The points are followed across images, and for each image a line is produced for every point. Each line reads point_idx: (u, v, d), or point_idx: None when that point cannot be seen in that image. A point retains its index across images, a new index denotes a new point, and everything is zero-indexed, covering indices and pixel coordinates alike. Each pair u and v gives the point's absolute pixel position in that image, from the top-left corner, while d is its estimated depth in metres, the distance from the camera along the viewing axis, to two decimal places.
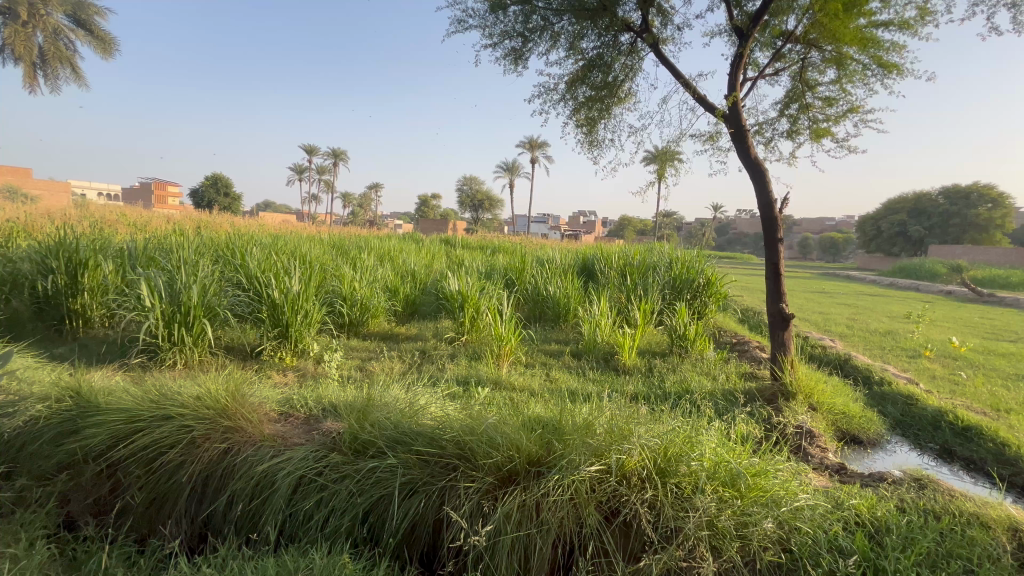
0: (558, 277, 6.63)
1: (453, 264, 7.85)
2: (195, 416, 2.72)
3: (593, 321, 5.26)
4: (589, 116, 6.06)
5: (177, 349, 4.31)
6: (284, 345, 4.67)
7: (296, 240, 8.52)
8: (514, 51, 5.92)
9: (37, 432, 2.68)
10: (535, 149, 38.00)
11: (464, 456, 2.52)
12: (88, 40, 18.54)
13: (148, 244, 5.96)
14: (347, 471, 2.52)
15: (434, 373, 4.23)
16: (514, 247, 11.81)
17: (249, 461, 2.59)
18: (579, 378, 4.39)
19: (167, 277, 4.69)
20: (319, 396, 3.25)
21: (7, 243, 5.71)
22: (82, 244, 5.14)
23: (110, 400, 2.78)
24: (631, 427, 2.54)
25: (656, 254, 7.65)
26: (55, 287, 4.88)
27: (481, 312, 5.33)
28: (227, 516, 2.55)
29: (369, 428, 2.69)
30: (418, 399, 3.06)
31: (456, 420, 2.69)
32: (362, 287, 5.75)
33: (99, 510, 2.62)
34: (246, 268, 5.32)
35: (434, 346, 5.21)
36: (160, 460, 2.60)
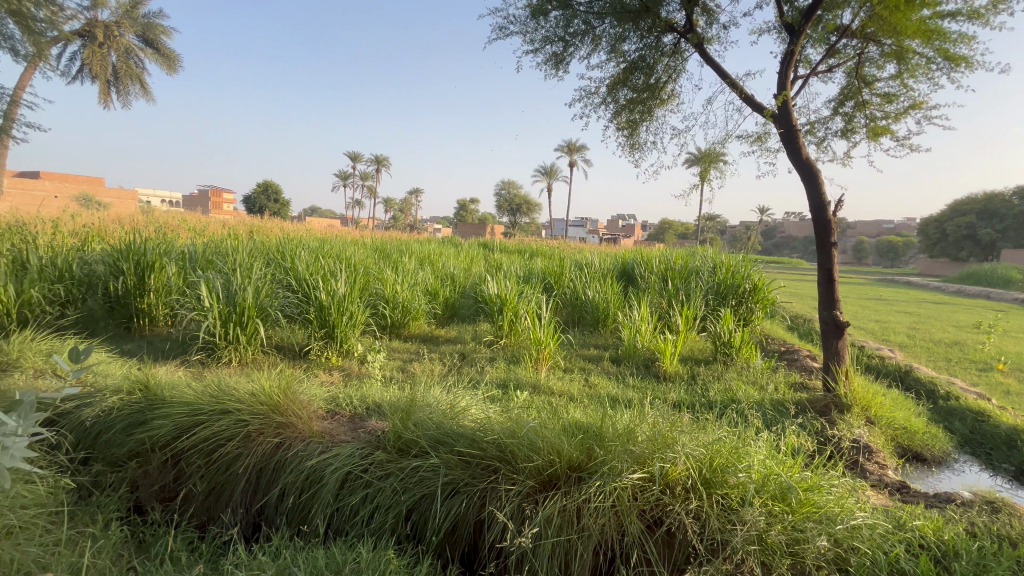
0: (597, 281, 6.57)
1: (492, 267, 7.92)
2: (250, 411, 2.87)
3: (633, 327, 5.18)
4: (630, 119, 5.99)
5: (232, 346, 4.56)
6: (330, 345, 4.84)
7: (341, 244, 8.83)
8: (555, 55, 5.94)
9: (109, 421, 2.88)
10: (574, 153, 37.86)
11: (504, 458, 2.54)
12: (155, 57, 19.95)
13: (207, 248, 6.33)
14: (391, 469, 2.59)
15: (473, 375, 4.28)
16: (552, 251, 11.80)
17: (299, 456, 2.70)
18: (620, 384, 4.32)
19: (225, 279, 4.97)
20: (363, 395, 3.35)
21: (85, 246, 6.20)
22: (148, 247, 5.52)
23: (175, 394, 2.97)
24: (675, 435, 2.49)
25: (699, 258, 7.45)
26: (125, 287, 5.26)
27: (520, 316, 5.34)
28: (279, 507, 2.66)
29: (412, 428, 2.75)
30: (459, 400, 3.12)
31: (497, 422, 2.71)
32: (404, 289, 5.89)
33: (164, 496, 2.79)
34: (295, 271, 5.56)
35: (474, 349, 5.27)
36: (219, 452, 2.76)
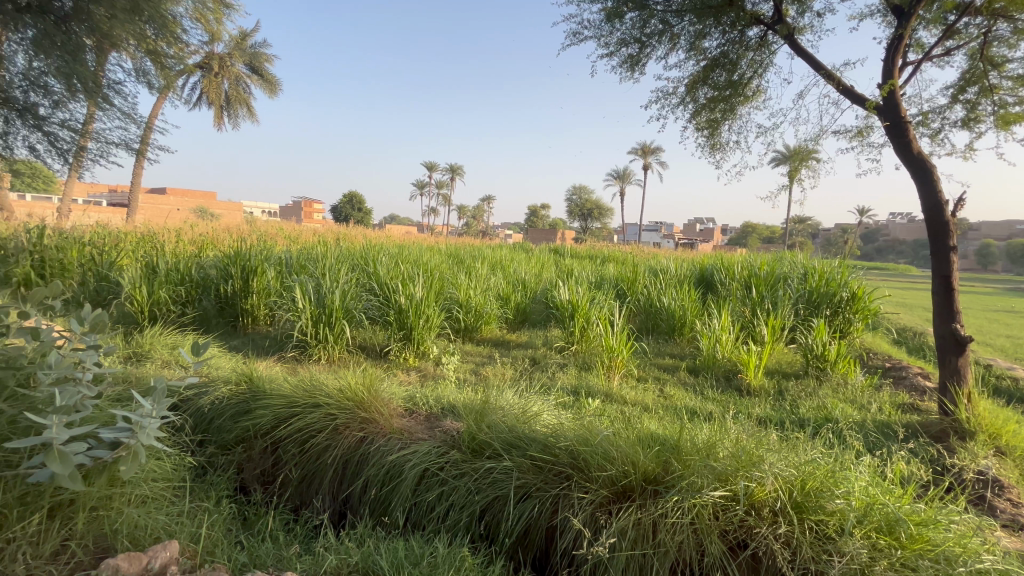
0: (673, 287, 6.32)
1: (563, 273, 7.91)
2: (338, 406, 3.08)
3: (712, 336, 4.91)
4: (711, 118, 5.73)
5: (321, 345, 4.93)
6: (408, 346, 5.08)
7: (419, 250, 9.23)
8: (630, 57, 5.85)
9: (221, 408, 3.23)
10: (648, 155, 36.81)
11: (577, 466, 2.52)
12: (259, 83, 22.17)
13: (301, 254, 6.90)
14: (466, 468, 2.66)
15: (545, 381, 4.28)
16: (624, 257, 11.53)
17: (381, 451, 2.86)
18: (697, 396, 4.11)
19: (316, 283, 5.40)
20: (439, 396, 3.47)
21: (201, 252, 7.01)
22: (252, 253, 6.13)
23: (274, 387, 3.27)
24: (762, 454, 2.33)
25: (787, 264, 6.93)
26: (233, 290, 5.88)
27: (592, 323, 5.27)
28: (363, 497, 2.83)
29: (486, 430, 2.81)
30: (531, 405, 3.14)
31: (570, 429, 2.70)
32: (477, 294, 6.04)
33: (264, 479, 3.07)
34: (377, 276, 5.91)
35: (545, 354, 5.28)
36: (311, 442, 2.99)
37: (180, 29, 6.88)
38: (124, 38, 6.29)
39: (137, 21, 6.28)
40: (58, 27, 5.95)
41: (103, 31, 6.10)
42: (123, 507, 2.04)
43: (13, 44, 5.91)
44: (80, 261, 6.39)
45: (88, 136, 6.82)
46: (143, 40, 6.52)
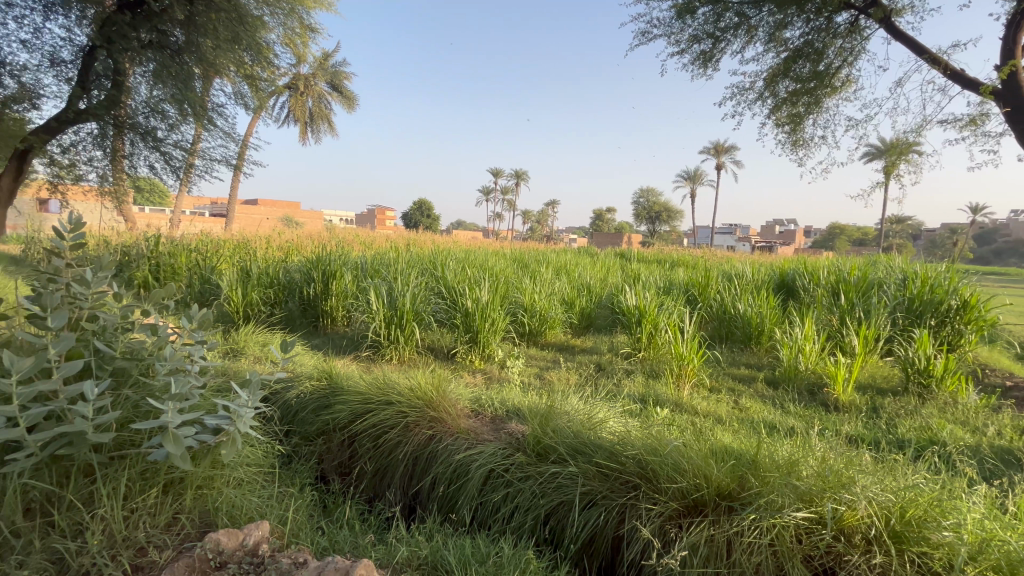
0: (748, 293, 5.96)
1: (630, 278, 7.72)
2: (409, 404, 3.22)
3: (794, 345, 4.57)
4: (793, 112, 5.62)
5: (393, 345, 5.17)
6: (474, 349, 5.19)
7: (484, 255, 9.42)
8: (703, 54, 5.65)
9: (305, 401, 3.48)
10: (721, 154, 35.07)
11: (645, 476, 2.45)
12: (338, 99, 23.71)
13: (374, 259, 7.27)
14: (531, 472, 2.68)
15: (611, 387, 4.20)
16: (695, 261, 11.05)
17: (449, 449, 2.95)
18: (777, 410, 3.84)
19: (389, 287, 5.68)
20: (504, 398, 3.52)
21: (287, 258, 7.61)
22: (332, 259, 6.57)
23: (351, 384, 3.47)
24: (853, 475, 2.14)
25: (882, 269, 6.31)
26: (315, 292, 6.33)
27: (660, 329, 5.10)
28: (431, 494, 2.92)
29: (551, 434, 2.80)
30: (597, 412, 3.11)
31: (637, 438, 2.64)
32: (541, 298, 6.05)
33: (342, 470, 3.25)
34: (445, 280, 6.11)
35: (610, 360, 5.18)
36: (384, 438, 3.14)
37: (272, 55, 7.54)
38: (226, 65, 6.99)
39: (237, 50, 6.95)
40: (174, 59, 6.80)
41: (208, 60, 6.83)
42: (223, 487, 2.26)
43: (137, 77, 6.84)
44: (188, 266, 7.17)
45: (195, 155, 7.64)
46: (242, 66, 7.21)
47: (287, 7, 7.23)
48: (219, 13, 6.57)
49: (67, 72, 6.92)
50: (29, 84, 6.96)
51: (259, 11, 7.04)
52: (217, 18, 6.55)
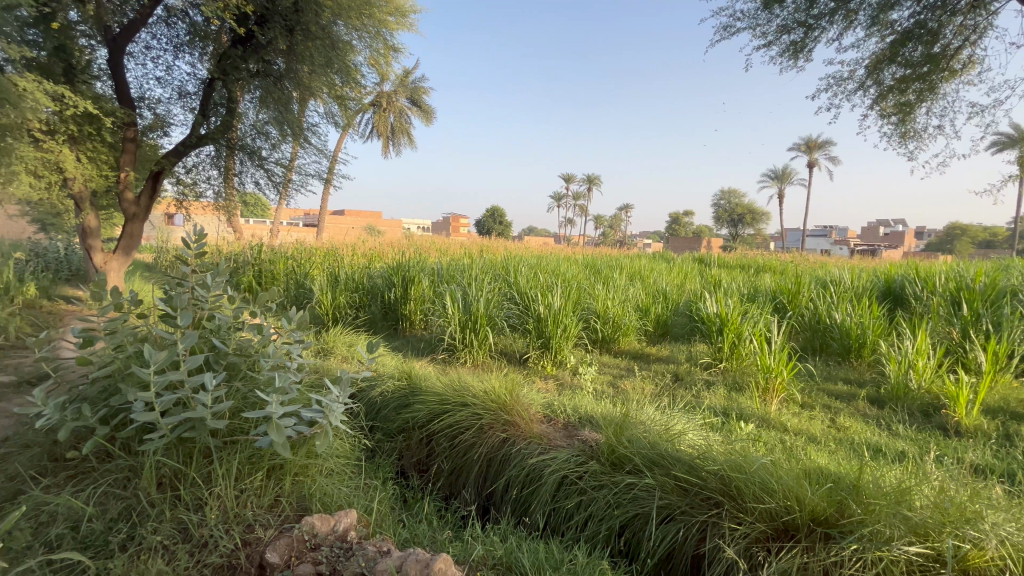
0: (847, 302, 5.44)
1: (710, 284, 7.35)
2: (483, 407, 3.30)
3: (903, 360, 4.09)
4: (901, 101, 5.18)
5: (468, 349, 5.32)
6: (546, 354, 5.20)
7: (557, 261, 9.41)
8: (794, 44, 5.31)
9: (387, 400, 3.67)
10: (813, 151, 32.36)
11: (728, 493, 2.31)
12: (417, 113, 24.92)
13: (449, 265, 7.52)
14: (605, 481, 2.63)
15: (690, 399, 4.01)
16: (784, 266, 10.27)
17: (522, 453, 2.98)
18: (882, 431, 3.46)
19: (464, 292, 5.87)
20: (576, 405, 3.49)
21: (371, 264, 8.10)
22: (411, 266, 6.91)
23: (429, 385, 3.61)
24: (979, 510, 1.94)
25: (1017, 276, 5.47)
26: (396, 297, 6.68)
27: (744, 339, 4.80)
28: (505, 496, 2.96)
29: (626, 444, 2.73)
30: (674, 423, 3.01)
31: (720, 453, 2.50)
32: (615, 305, 5.93)
33: (420, 467, 3.38)
34: (518, 285, 6.20)
35: (689, 370, 4.96)
36: (460, 438, 3.24)
37: (360, 75, 8.09)
38: (319, 88, 7.61)
39: (330, 73, 7.53)
40: (276, 85, 7.53)
41: (304, 84, 7.49)
42: (316, 476, 2.45)
43: (246, 103, 7.66)
44: (285, 272, 7.86)
45: (293, 171, 8.40)
46: (333, 88, 7.77)
47: (372, 30, 7.75)
48: (315, 41, 7.17)
49: (192, 102, 7.91)
50: (162, 115, 8.05)
51: (348, 36, 7.60)
52: (312, 45, 7.16)
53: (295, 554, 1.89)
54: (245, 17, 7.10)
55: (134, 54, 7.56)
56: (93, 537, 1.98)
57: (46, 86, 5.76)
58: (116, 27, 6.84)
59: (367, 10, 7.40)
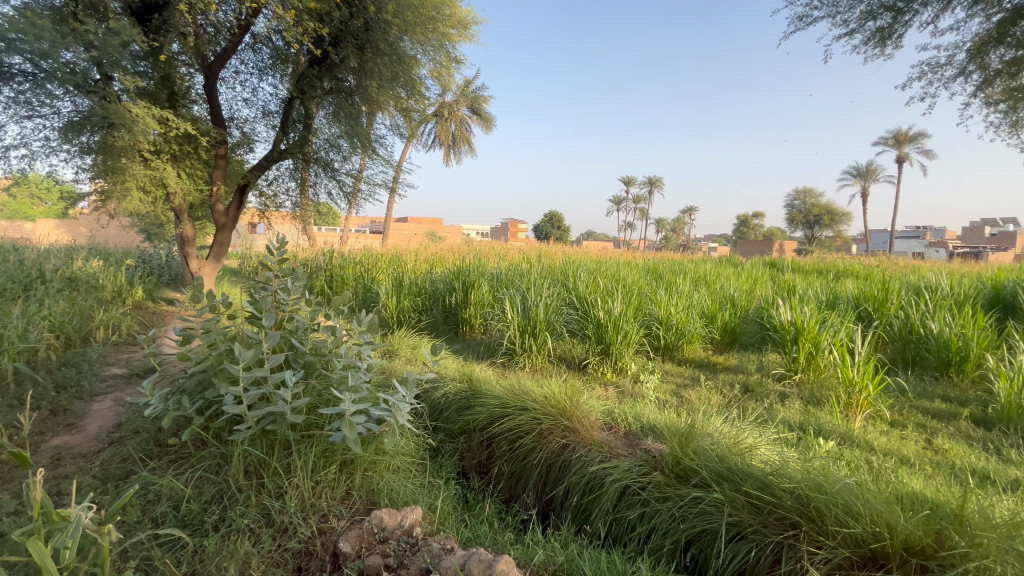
0: (946, 310, 4.91)
1: (783, 290, 6.92)
2: (543, 412, 3.30)
3: (1016, 377, 3.63)
4: (1011, 86, 4.75)
5: (527, 354, 5.35)
6: (606, 361, 5.11)
7: (616, 266, 9.23)
8: (880, 32, 4.95)
9: (448, 401, 3.75)
10: (904, 145, 29.58)
11: (807, 515, 2.15)
12: (477, 121, 25.48)
13: (508, 270, 7.60)
14: (669, 493, 2.55)
15: (761, 412, 3.78)
16: (869, 271, 9.44)
17: (583, 460, 2.95)
18: (990, 456, 3.09)
19: (523, 297, 5.91)
20: (638, 413, 3.41)
21: (433, 269, 8.35)
22: (472, 271, 7.06)
23: (489, 388, 3.66)
24: None
25: None
26: (457, 301, 6.85)
27: (823, 349, 4.48)
28: (565, 502, 2.94)
29: (692, 456, 2.62)
30: (745, 437, 2.86)
31: (797, 470, 2.34)
32: (678, 312, 5.72)
33: (481, 469, 3.42)
34: (577, 291, 6.17)
35: (760, 381, 4.69)
36: (520, 442, 3.25)
37: (424, 87, 8.42)
38: (386, 100, 7.97)
39: (397, 87, 7.89)
40: (348, 100, 8.00)
41: (373, 99, 7.89)
42: (383, 472, 2.57)
43: (321, 119, 8.20)
44: (353, 276, 8.28)
45: (361, 181, 8.87)
46: (398, 101, 8.14)
47: (436, 44, 8.05)
48: (383, 57, 7.54)
49: (274, 120, 8.59)
50: (248, 133, 8.79)
51: (413, 50, 7.93)
52: (381, 61, 7.53)
53: (366, 544, 1.99)
54: (320, 39, 7.61)
55: (226, 79, 8.34)
56: (191, 516, 2.18)
57: (154, 111, 6.48)
58: (211, 55, 7.57)
59: (431, 25, 7.70)
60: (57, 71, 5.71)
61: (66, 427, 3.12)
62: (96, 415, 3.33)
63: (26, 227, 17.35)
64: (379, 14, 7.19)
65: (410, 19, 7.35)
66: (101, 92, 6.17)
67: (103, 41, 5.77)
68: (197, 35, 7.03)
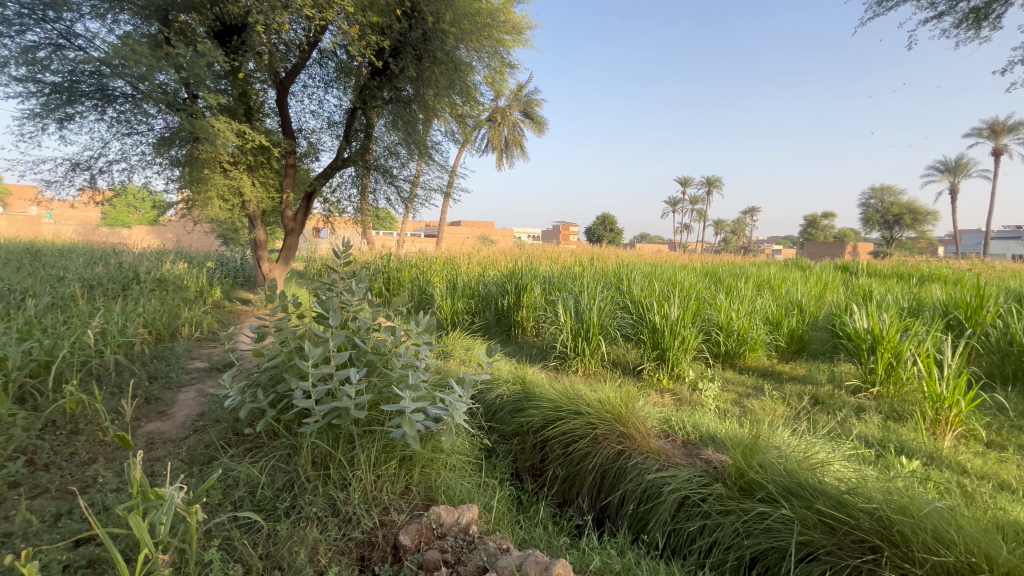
0: None
1: (858, 295, 6.44)
2: (598, 416, 3.25)
3: None
4: None
5: (580, 357, 5.30)
6: (662, 367, 4.97)
7: (673, 269, 8.96)
8: (973, 14, 4.53)
9: (501, 403, 3.78)
10: (1001, 136, 26.72)
11: (889, 538, 2.00)
12: (530, 125, 25.63)
13: (560, 274, 7.57)
14: (732, 506, 2.44)
15: (834, 426, 3.53)
16: (960, 275, 8.59)
17: (639, 468, 2.88)
18: None
19: (576, 300, 5.86)
20: (697, 422, 3.29)
21: (486, 272, 8.46)
22: (525, 274, 7.09)
23: (542, 392, 3.66)
24: None
25: None
26: (509, 304, 6.91)
27: (905, 360, 4.12)
28: (621, 510, 2.89)
29: (757, 469, 2.49)
30: (816, 451, 2.69)
31: (876, 490, 2.17)
32: (740, 317, 5.45)
33: (534, 472, 3.41)
34: (632, 294, 6.05)
35: (832, 393, 4.38)
36: (574, 446, 3.22)
37: (478, 94, 8.58)
38: (441, 107, 8.18)
39: (452, 94, 8.09)
40: (406, 109, 8.30)
41: (430, 106, 8.12)
42: (440, 470, 2.63)
43: (380, 127, 8.55)
44: (409, 279, 8.55)
45: (418, 186, 9.15)
46: (454, 108, 8.34)
47: (491, 50, 8.19)
48: (440, 66, 7.76)
49: (338, 130, 9.05)
50: (315, 143, 9.32)
51: (469, 58, 8.10)
52: (438, 70, 7.75)
53: (424, 539, 2.05)
54: (381, 51, 7.95)
55: (296, 93, 8.89)
56: (264, 501, 2.34)
57: (232, 125, 7.02)
58: (282, 72, 8.10)
59: (486, 32, 7.85)
60: (152, 92, 6.32)
61: (158, 414, 3.43)
62: (182, 404, 3.64)
63: (124, 233, 19.29)
64: (436, 24, 7.42)
65: (466, 27, 7.53)
66: (188, 109, 6.75)
67: (191, 63, 6.32)
68: (271, 53, 7.55)
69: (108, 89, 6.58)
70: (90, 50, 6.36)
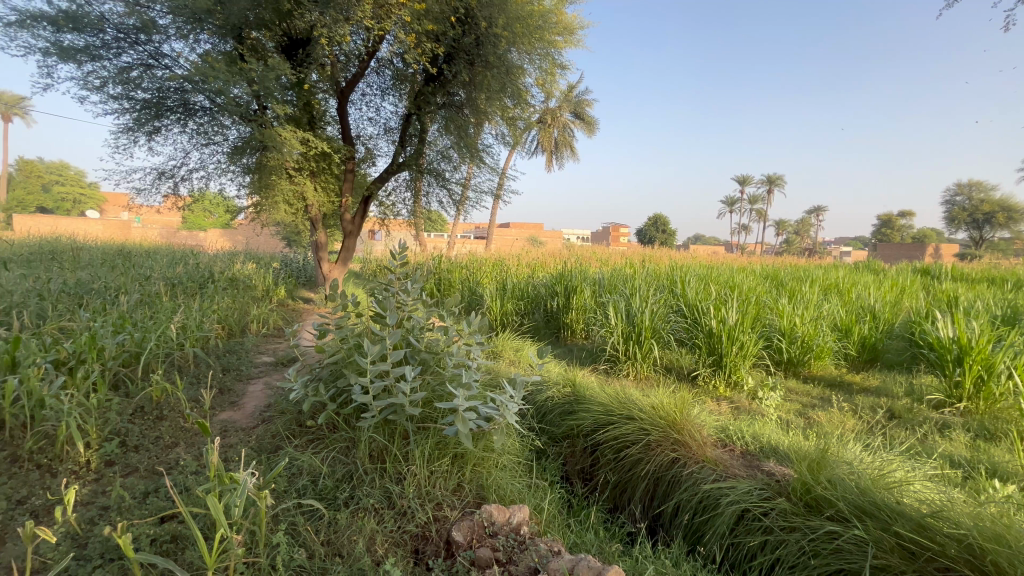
0: None
1: (940, 301, 5.90)
2: (651, 422, 3.17)
3: None
4: None
5: (631, 362, 5.19)
6: (719, 374, 4.78)
7: (731, 271, 8.57)
8: None
9: (551, 406, 3.76)
10: None
11: (980, 569, 1.82)
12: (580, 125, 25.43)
13: (611, 275, 7.45)
14: (797, 523, 2.31)
15: (912, 443, 3.25)
16: None
17: (694, 477, 2.79)
18: None
19: (627, 303, 5.75)
20: (757, 433, 3.13)
21: (535, 274, 8.46)
22: (574, 276, 7.03)
23: (593, 395, 3.61)
24: None
25: None
26: (559, 306, 6.88)
27: (998, 373, 3.73)
28: (675, 520, 2.80)
29: (825, 485, 2.34)
30: (891, 469, 2.49)
31: (965, 514, 1.99)
32: (805, 323, 5.14)
33: (585, 476, 3.37)
34: (686, 297, 5.86)
35: (909, 406, 4.05)
36: (626, 452, 3.15)
37: (529, 96, 8.62)
38: (493, 110, 8.28)
39: (504, 97, 8.18)
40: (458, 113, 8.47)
41: (481, 110, 8.24)
42: (491, 469, 2.66)
43: (434, 132, 8.77)
44: (460, 280, 8.70)
45: (469, 188, 9.30)
46: (505, 110, 8.42)
47: (542, 51, 8.21)
48: (492, 69, 7.86)
49: (394, 136, 9.37)
50: (372, 148, 9.69)
51: (520, 60, 8.15)
52: (490, 74, 7.86)
53: (476, 537, 2.08)
54: (435, 57, 8.16)
55: (355, 101, 9.29)
56: (326, 491, 2.45)
57: (298, 133, 7.43)
58: (343, 81, 8.50)
59: (538, 34, 7.88)
60: (227, 105, 6.80)
61: (230, 404, 3.69)
62: (251, 396, 3.89)
63: (200, 236, 20.83)
64: (489, 29, 7.53)
65: (518, 30, 7.59)
66: (259, 120, 7.22)
67: (262, 77, 6.75)
68: (333, 64, 7.94)
69: (190, 104, 7.16)
70: (175, 68, 6.94)
